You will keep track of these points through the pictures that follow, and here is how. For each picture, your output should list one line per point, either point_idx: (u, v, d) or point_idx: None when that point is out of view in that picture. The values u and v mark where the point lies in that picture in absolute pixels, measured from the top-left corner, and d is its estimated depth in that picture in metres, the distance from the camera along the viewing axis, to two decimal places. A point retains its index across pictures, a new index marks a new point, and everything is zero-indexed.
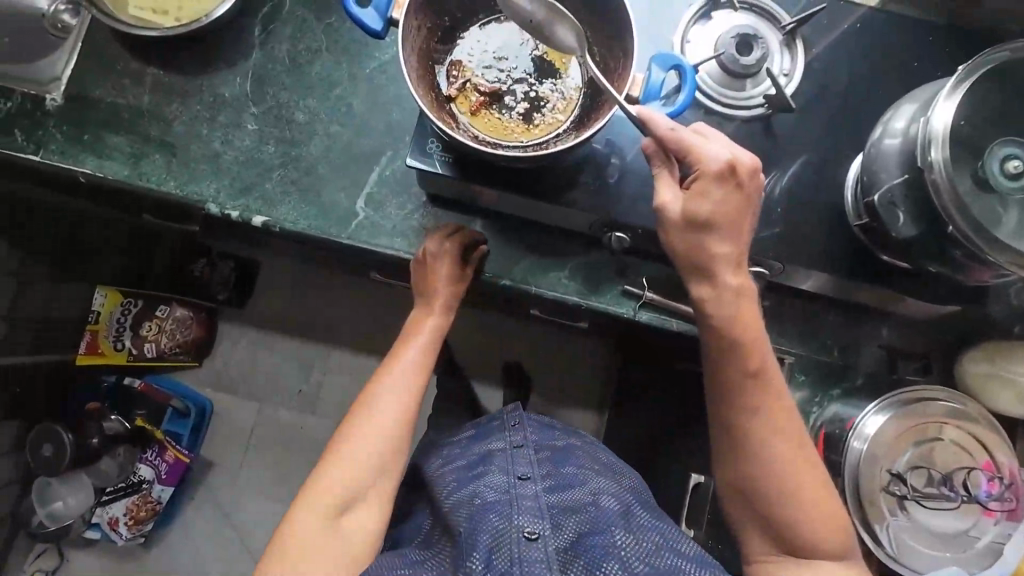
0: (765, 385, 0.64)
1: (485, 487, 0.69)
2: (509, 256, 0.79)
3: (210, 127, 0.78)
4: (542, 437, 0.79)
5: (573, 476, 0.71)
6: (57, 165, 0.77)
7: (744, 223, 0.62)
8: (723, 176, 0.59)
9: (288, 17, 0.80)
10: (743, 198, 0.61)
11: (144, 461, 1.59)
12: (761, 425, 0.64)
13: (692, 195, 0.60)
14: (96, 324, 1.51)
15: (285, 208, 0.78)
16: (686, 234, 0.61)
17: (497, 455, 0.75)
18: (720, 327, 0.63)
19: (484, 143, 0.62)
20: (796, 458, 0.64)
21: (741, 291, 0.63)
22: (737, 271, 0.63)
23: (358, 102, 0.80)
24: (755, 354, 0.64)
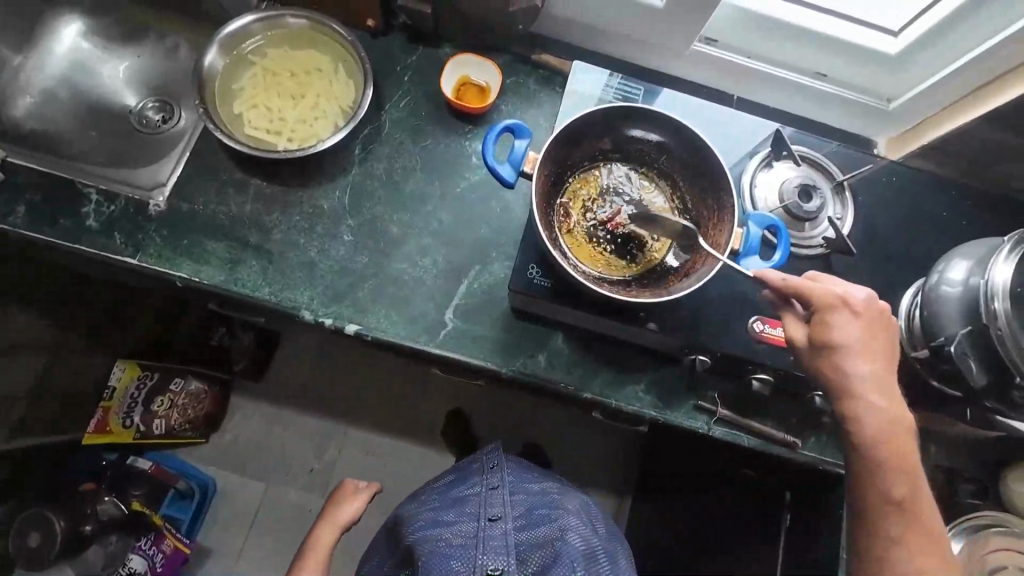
0: (914, 508, 0.62)
1: (455, 527, 0.81)
2: (588, 367, 0.82)
3: (308, 236, 0.82)
4: (518, 481, 0.91)
5: (544, 515, 0.82)
6: (154, 268, 0.78)
7: (884, 354, 0.64)
8: (839, 305, 0.63)
9: (387, 139, 0.88)
10: (868, 326, 0.63)
11: (137, 551, 1.44)
12: (907, 547, 0.61)
13: (820, 327, 0.63)
14: (109, 401, 1.43)
15: (376, 316, 0.81)
16: (814, 348, 0.64)
17: (473, 499, 0.86)
18: (846, 350, 0.62)
19: (595, 281, 0.68)
20: (935, 567, 0.60)
21: (895, 419, 0.62)
22: (883, 394, 0.63)
23: (448, 217, 0.86)
24: (901, 469, 0.62)
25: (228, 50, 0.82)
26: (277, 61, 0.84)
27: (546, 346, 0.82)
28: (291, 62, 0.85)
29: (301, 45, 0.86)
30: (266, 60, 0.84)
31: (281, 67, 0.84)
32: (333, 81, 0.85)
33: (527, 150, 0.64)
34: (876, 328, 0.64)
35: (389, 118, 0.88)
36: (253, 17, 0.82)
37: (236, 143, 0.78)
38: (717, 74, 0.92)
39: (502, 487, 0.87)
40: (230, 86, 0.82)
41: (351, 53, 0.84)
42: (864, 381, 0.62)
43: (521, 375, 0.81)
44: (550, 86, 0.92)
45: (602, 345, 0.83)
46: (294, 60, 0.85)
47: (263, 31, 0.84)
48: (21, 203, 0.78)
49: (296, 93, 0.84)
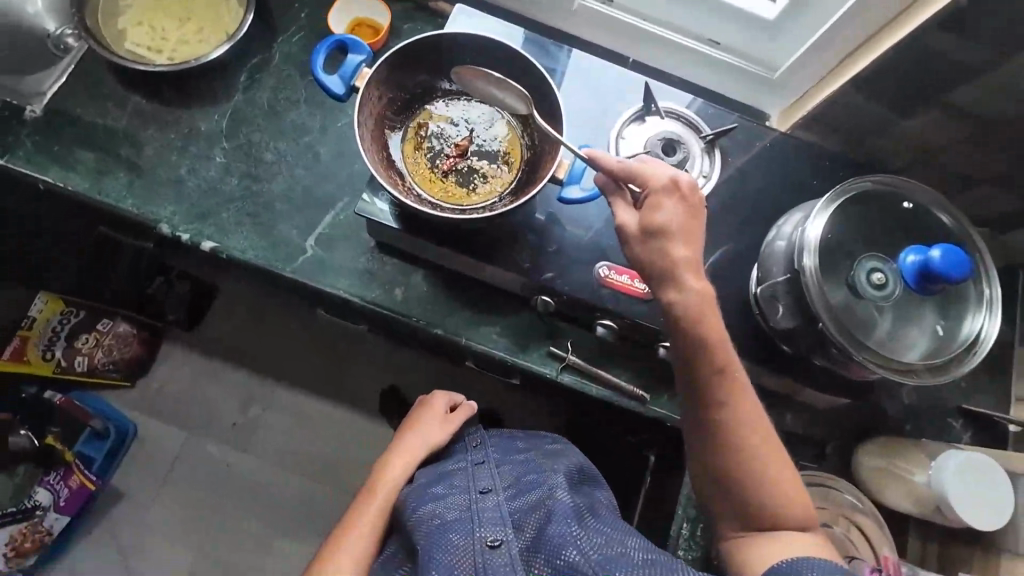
0: (730, 377, 0.61)
1: (445, 500, 0.72)
2: (445, 307, 0.83)
3: (180, 155, 0.83)
4: (503, 453, 0.83)
5: (533, 480, 0.74)
6: (20, 170, 0.79)
7: (697, 233, 0.63)
8: (669, 189, 0.62)
9: (275, 71, 0.89)
10: (689, 211, 0.62)
11: (44, 484, 1.47)
12: (732, 414, 0.60)
13: (649, 209, 0.62)
14: (28, 331, 1.44)
15: (237, 238, 0.81)
16: (644, 236, 0.62)
17: (458, 472, 0.78)
18: (672, 232, 0.61)
19: (427, 204, 0.68)
20: (759, 424, 0.60)
21: (702, 293, 0.61)
22: (694, 270, 0.61)
23: (326, 149, 0.87)
24: (719, 341, 0.60)
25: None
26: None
27: (407, 281, 0.83)
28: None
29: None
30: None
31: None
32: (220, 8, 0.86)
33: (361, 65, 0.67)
34: (695, 210, 0.63)
35: (281, 51, 0.90)
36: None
37: (116, 57, 0.80)
38: (610, 33, 0.93)
39: (488, 461, 0.79)
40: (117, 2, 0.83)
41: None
42: (679, 261, 0.61)
43: (375, 306, 0.82)
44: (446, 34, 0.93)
45: (462, 286, 0.83)
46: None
47: None
48: None
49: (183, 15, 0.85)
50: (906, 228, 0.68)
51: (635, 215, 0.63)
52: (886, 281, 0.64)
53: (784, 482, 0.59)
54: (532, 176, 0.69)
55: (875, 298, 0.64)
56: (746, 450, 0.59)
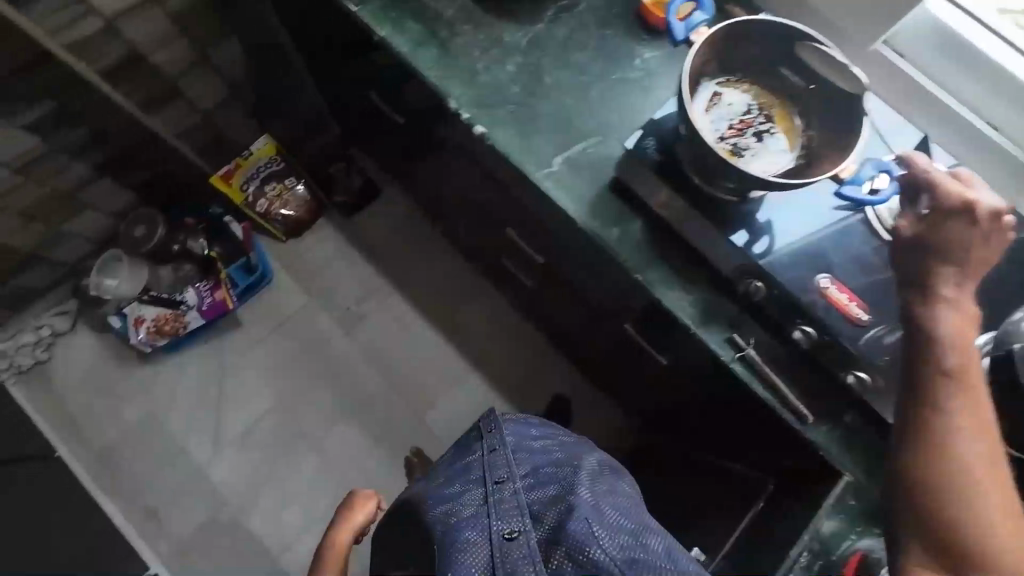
0: (967, 385, 0.66)
1: (464, 497, 0.71)
2: (649, 260, 0.88)
3: (483, 53, 0.96)
4: (523, 434, 0.79)
5: (552, 471, 0.71)
6: (364, 20, 0.96)
7: (978, 259, 0.70)
8: (964, 211, 0.70)
9: (578, 15, 1.01)
10: (981, 235, 0.70)
11: (195, 287, 1.67)
12: (957, 417, 0.65)
13: (932, 223, 0.72)
14: (243, 160, 1.69)
15: (502, 134, 0.93)
16: (921, 247, 0.72)
17: (476, 463, 0.74)
18: (949, 246, 0.70)
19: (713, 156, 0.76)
20: (989, 444, 0.64)
21: (959, 309, 0.70)
22: (957, 286, 0.70)
23: (594, 93, 0.97)
24: (957, 355, 0.68)
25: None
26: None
27: (625, 225, 0.90)
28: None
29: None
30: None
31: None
32: None
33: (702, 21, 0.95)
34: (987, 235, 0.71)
35: (587, 1, 1.02)
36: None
37: None
38: (888, 85, 0.95)
39: (502, 448, 0.75)
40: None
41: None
42: (947, 272, 0.70)
43: (591, 234, 0.89)
44: None
45: (671, 249, 0.89)
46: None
47: None
48: None
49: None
50: None
51: (916, 225, 0.73)
52: None
53: (999, 504, 0.61)
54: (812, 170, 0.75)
55: None
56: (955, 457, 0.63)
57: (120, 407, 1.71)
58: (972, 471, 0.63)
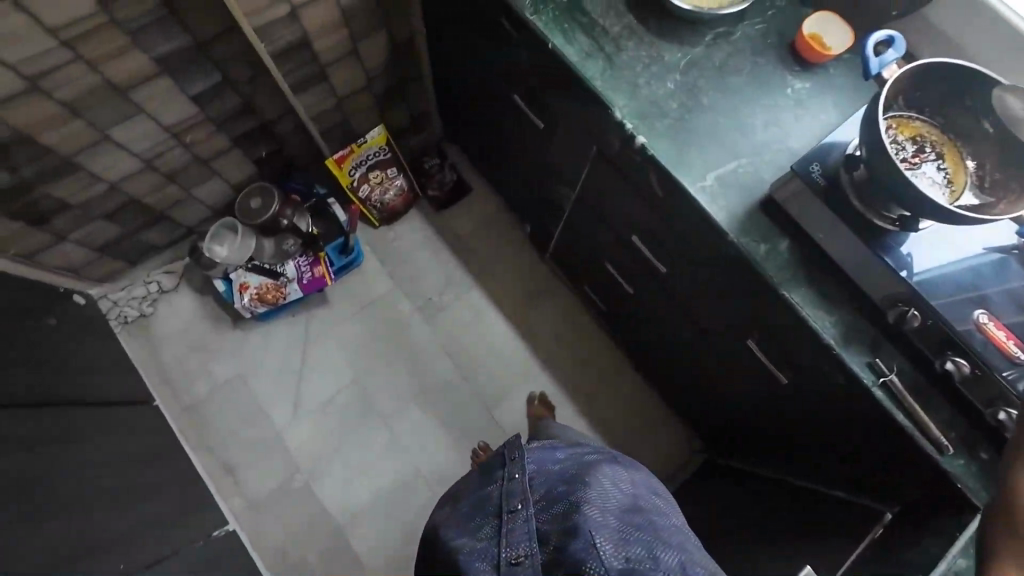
0: None
1: (481, 530, 0.82)
2: (796, 279, 0.92)
3: (645, 69, 1.03)
4: (540, 465, 0.91)
5: (562, 492, 0.81)
6: (538, 28, 1.03)
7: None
8: None
9: (733, 42, 1.06)
10: None
11: (295, 261, 1.78)
12: None
13: None
14: (358, 146, 1.75)
15: (660, 145, 0.98)
16: None
17: (497, 490, 0.88)
18: None
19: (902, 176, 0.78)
20: None
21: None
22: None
23: (746, 115, 1.02)
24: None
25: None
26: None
27: (772, 243, 0.94)
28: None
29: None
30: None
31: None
32: None
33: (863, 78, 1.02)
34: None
35: (742, 31, 1.07)
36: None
37: None
38: None
39: (521, 476, 0.87)
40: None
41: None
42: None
43: (740, 248, 0.93)
44: None
45: (817, 269, 0.92)
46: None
47: None
48: None
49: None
50: None
51: None
52: None
53: None
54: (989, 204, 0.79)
55: None
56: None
57: (208, 368, 1.79)
58: None
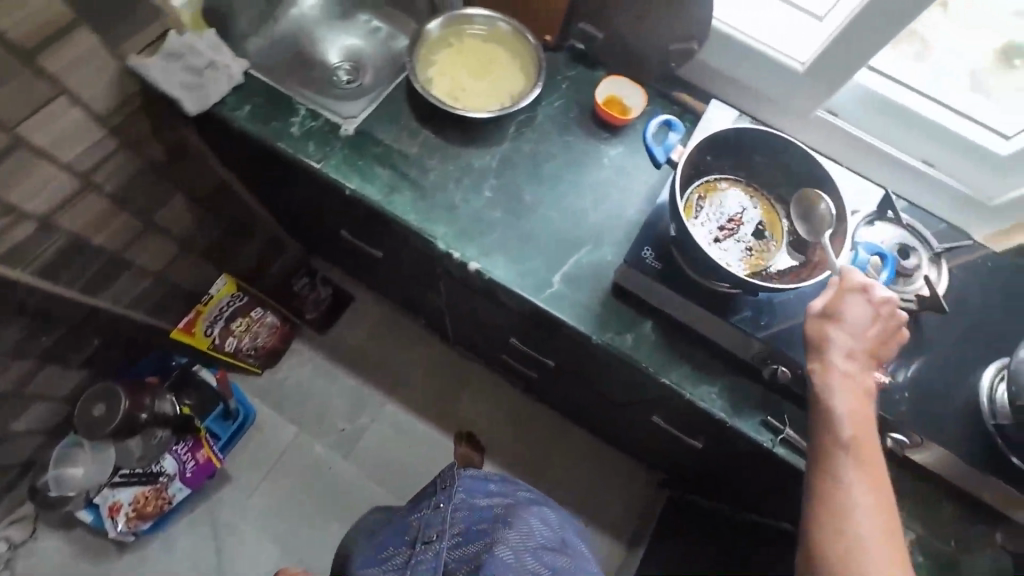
0: (860, 443, 0.66)
1: (390, 557, 0.82)
2: (669, 358, 0.88)
3: (456, 185, 0.96)
4: (468, 494, 0.88)
5: (478, 531, 0.81)
6: (330, 176, 0.94)
7: (875, 338, 0.71)
8: (862, 291, 0.72)
9: (538, 128, 1.03)
10: (878, 318, 0.72)
11: (171, 453, 1.50)
12: (843, 463, 0.64)
13: (837, 298, 0.73)
14: (203, 305, 1.55)
15: (496, 263, 0.92)
16: (819, 317, 0.73)
17: (415, 523, 0.86)
18: (845, 316, 0.72)
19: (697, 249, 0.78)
20: (878, 495, 0.62)
21: (855, 384, 0.69)
22: (851, 360, 0.70)
23: (574, 199, 0.98)
24: (855, 430, 0.66)
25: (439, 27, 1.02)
26: (470, 46, 1.04)
27: (636, 328, 0.90)
28: (481, 50, 1.03)
29: (495, 40, 1.05)
30: (462, 44, 1.04)
31: (473, 52, 1.03)
32: (507, 71, 1.03)
33: (685, 132, 1.04)
34: (887, 317, 0.72)
35: (543, 112, 1.04)
36: (472, 11, 1.03)
37: (426, 95, 0.96)
38: (834, 142, 1.02)
39: (443, 506, 0.86)
40: (429, 55, 1.01)
41: (532, 57, 1.02)
42: (839, 348, 0.70)
43: (606, 346, 0.89)
44: (683, 117, 1.05)
45: (686, 341, 0.89)
46: (484, 50, 1.04)
47: (486, 26, 1.05)
48: (248, 104, 0.97)
49: (478, 74, 1.02)
50: None
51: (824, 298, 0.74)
52: None
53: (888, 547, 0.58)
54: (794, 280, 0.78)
55: None
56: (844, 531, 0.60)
57: None
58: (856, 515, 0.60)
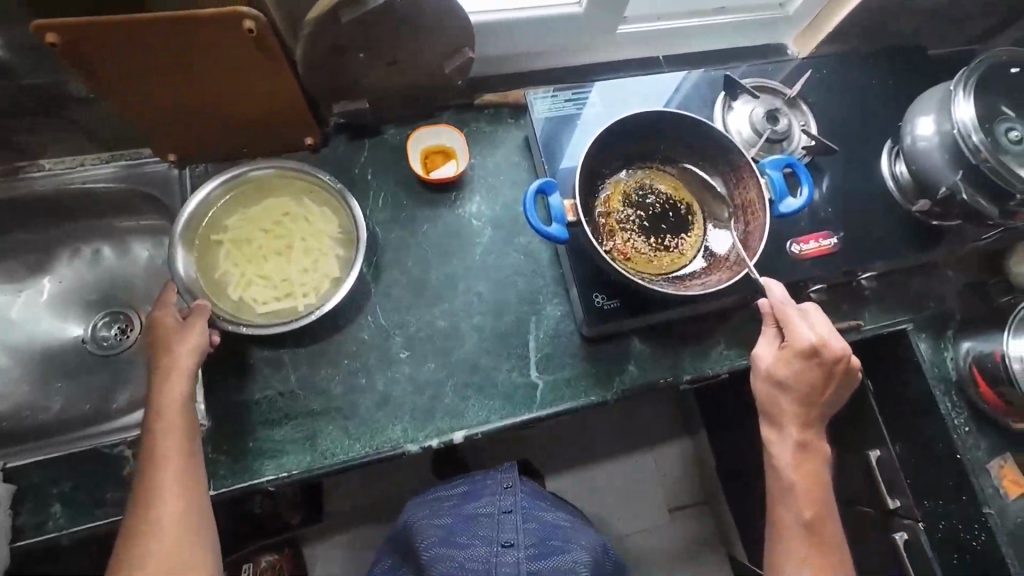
0: (821, 511, 0.72)
1: (468, 552, 0.77)
2: (674, 354, 0.85)
3: (367, 373, 0.78)
4: (530, 507, 0.85)
5: (556, 546, 0.79)
6: (234, 488, 0.71)
7: (821, 397, 0.71)
8: (808, 355, 0.70)
9: (387, 243, 0.85)
10: (823, 375, 0.71)
11: None
12: (799, 537, 0.71)
13: (778, 361, 0.72)
14: None
15: (474, 412, 0.79)
16: (765, 387, 0.74)
17: (485, 521, 0.81)
18: (788, 388, 0.71)
19: (643, 278, 0.70)
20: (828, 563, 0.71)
21: (808, 450, 0.73)
22: (802, 428, 0.73)
23: (483, 285, 0.85)
24: (812, 501, 0.72)
25: (190, 239, 0.78)
26: (241, 226, 0.81)
27: (629, 353, 0.84)
28: (257, 220, 0.82)
29: (259, 196, 0.83)
30: (231, 232, 0.80)
31: (250, 229, 0.81)
32: (308, 218, 0.82)
33: (519, 137, 0.92)
34: (834, 375, 0.71)
35: (376, 224, 0.85)
36: (205, 192, 0.79)
37: (260, 326, 0.75)
38: (638, 47, 0.96)
39: (515, 513, 0.82)
40: (215, 275, 0.78)
41: (315, 182, 0.82)
42: (786, 414, 0.72)
43: (622, 392, 0.82)
44: (502, 121, 0.92)
45: (673, 328, 0.86)
46: (259, 216, 0.82)
47: (226, 191, 0.81)
48: (54, 502, 0.69)
49: (280, 246, 0.82)
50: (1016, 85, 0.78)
51: (770, 354, 0.73)
52: (1019, 138, 0.75)
53: None
54: (747, 245, 0.70)
55: (1017, 152, 0.74)
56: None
57: None
58: None
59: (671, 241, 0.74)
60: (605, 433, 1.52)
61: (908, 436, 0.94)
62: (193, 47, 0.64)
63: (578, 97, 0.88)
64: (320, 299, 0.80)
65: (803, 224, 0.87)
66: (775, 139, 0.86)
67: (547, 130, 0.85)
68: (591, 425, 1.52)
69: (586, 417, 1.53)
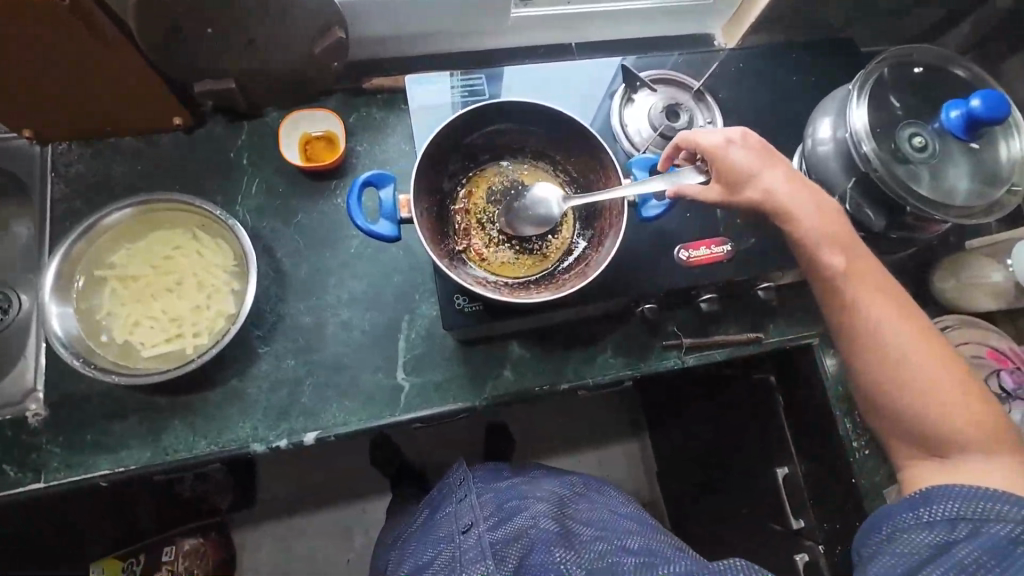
0: (860, 266, 0.63)
1: (434, 557, 0.74)
2: (555, 359, 0.81)
3: (222, 368, 0.75)
4: (487, 486, 0.82)
5: (515, 506, 0.76)
6: (69, 480, 0.69)
7: (778, 158, 0.67)
8: (730, 142, 0.67)
9: (256, 231, 0.81)
10: (762, 150, 0.67)
11: None
12: (864, 304, 0.61)
13: (722, 170, 0.66)
14: None
15: (332, 412, 0.75)
16: (733, 190, 0.66)
17: (444, 519, 0.78)
18: (751, 166, 0.66)
19: (494, 284, 0.67)
20: (907, 313, 0.62)
21: (820, 198, 0.65)
22: (794, 184, 0.65)
23: (356, 280, 0.81)
24: (846, 251, 0.63)
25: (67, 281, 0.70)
26: (128, 266, 0.74)
27: (507, 358, 0.80)
28: (146, 255, 0.74)
29: (147, 229, 0.75)
30: (117, 269, 0.73)
31: (137, 267, 0.74)
32: (201, 250, 0.75)
33: (408, 124, 0.87)
34: (766, 147, 0.68)
35: (245, 212, 0.81)
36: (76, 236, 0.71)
37: (140, 373, 0.68)
38: (542, 31, 0.90)
39: (468, 496, 0.79)
40: (97, 319, 0.71)
41: (206, 213, 0.74)
42: (766, 185, 0.65)
43: (494, 398, 0.78)
44: (396, 108, 0.87)
45: (556, 333, 0.82)
46: (149, 250, 0.74)
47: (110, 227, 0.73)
48: None
49: (172, 283, 0.74)
50: (926, 89, 0.71)
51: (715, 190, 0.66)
52: (926, 144, 0.68)
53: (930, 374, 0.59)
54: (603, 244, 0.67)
55: (920, 160, 0.68)
56: (932, 390, 0.59)
57: None
58: (892, 346, 0.60)
59: (533, 244, 0.71)
60: (538, 432, 1.48)
61: (809, 454, 0.90)
62: (26, 36, 0.60)
63: (467, 81, 0.82)
64: (215, 339, 0.72)
65: (702, 227, 0.81)
66: (673, 137, 0.81)
67: (428, 117, 0.80)
68: (523, 423, 1.48)
69: (521, 415, 1.49)
